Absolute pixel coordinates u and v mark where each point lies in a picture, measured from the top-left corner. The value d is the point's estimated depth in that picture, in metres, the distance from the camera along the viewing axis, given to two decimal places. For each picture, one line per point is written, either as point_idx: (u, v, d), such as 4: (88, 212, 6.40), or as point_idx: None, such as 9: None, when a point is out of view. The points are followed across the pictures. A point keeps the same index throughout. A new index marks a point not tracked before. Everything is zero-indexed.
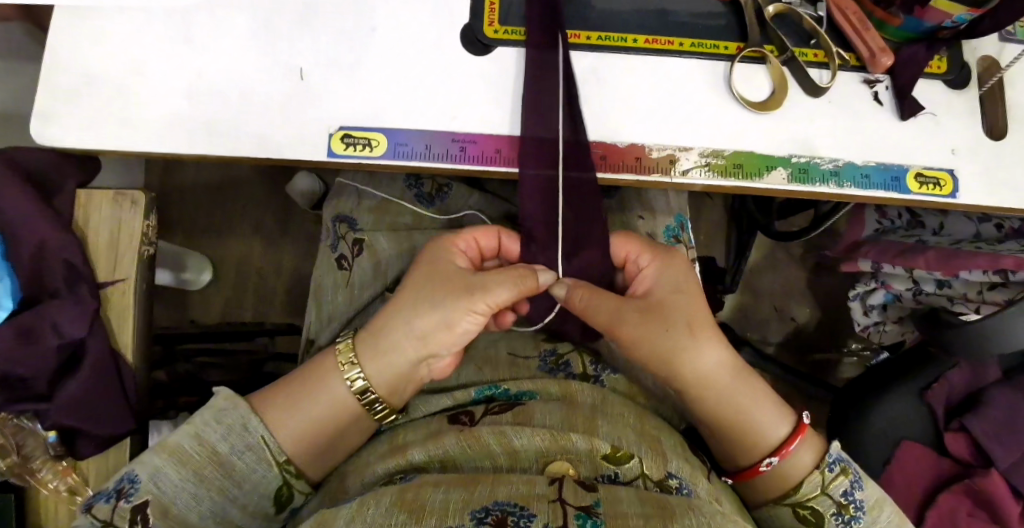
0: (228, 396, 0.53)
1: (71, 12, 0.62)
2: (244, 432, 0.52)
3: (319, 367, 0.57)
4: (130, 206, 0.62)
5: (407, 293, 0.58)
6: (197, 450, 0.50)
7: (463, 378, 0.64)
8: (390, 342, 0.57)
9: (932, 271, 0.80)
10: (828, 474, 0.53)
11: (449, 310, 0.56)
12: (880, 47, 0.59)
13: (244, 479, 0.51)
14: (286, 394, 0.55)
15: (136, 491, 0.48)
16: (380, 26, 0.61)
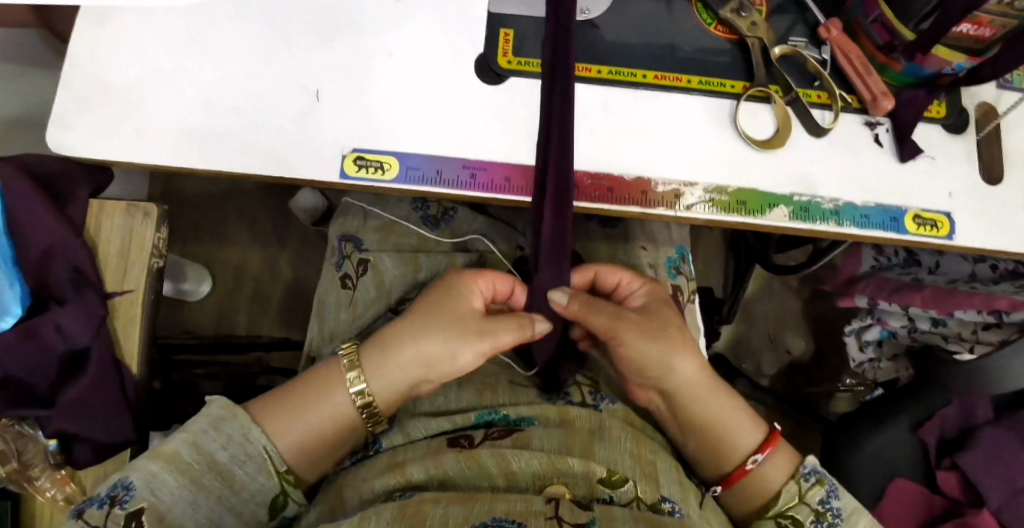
0: (225, 405, 0.54)
1: (93, 21, 0.63)
2: (245, 442, 0.53)
3: (323, 380, 0.59)
4: (143, 217, 0.62)
5: (421, 325, 0.59)
6: (195, 459, 0.51)
7: (461, 401, 0.65)
8: (392, 369, 0.59)
9: (926, 309, 0.82)
10: (805, 483, 0.60)
11: (460, 348, 0.58)
12: (881, 91, 0.60)
13: (244, 488, 0.52)
14: (288, 400, 0.57)
15: (130, 498, 0.49)
16: (396, 50, 0.62)
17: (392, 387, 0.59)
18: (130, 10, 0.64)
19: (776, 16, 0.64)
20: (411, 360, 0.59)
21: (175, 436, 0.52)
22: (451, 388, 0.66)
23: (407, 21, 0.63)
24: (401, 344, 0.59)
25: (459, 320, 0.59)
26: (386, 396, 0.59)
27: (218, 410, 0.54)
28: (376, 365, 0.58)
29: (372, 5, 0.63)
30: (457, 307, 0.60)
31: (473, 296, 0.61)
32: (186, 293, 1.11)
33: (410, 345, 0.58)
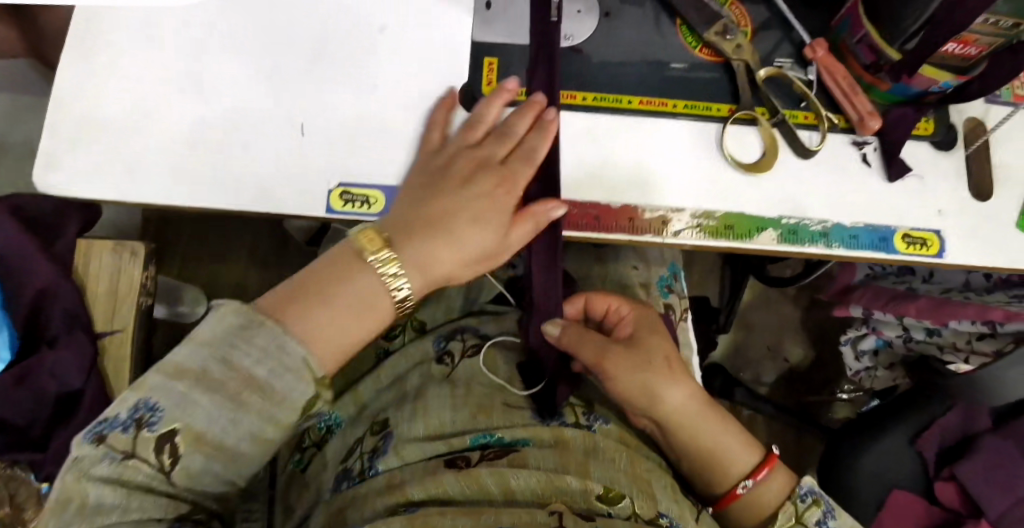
0: (244, 310, 0.49)
1: (78, 57, 0.63)
2: (281, 353, 0.48)
3: (340, 259, 0.53)
4: (130, 256, 0.62)
5: (440, 160, 0.58)
6: (226, 374, 0.47)
7: (456, 422, 0.64)
8: (421, 228, 0.55)
9: (921, 318, 0.81)
10: (801, 504, 0.59)
11: (490, 197, 0.56)
12: (868, 111, 0.60)
13: (285, 400, 0.48)
14: (310, 283, 0.52)
15: (159, 419, 0.45)
16: (381, 81, 0.62)
17: (411, 231, 0.55)
18: (114, 46, 0.63)
19: (762, 35, 0.64)
20: (439, 167, 0.58)
21: (194, 351, 0.47)
22: (447, 407, 0.65)
23: (390, 51, 0.63)
24: (439, 224, 0.55)
25: (486, 158, 0.58)
26: (408, 228, 0.55)
27: (237, 316, 0.48)
28: (399, 241, 0.54)
29: (354, 36, 0.63)
30: (477, 124, 0.59)
31: (483, 125, 0.59)
32: (183, 316, 1.09)
33: (435, 195, 0.56)
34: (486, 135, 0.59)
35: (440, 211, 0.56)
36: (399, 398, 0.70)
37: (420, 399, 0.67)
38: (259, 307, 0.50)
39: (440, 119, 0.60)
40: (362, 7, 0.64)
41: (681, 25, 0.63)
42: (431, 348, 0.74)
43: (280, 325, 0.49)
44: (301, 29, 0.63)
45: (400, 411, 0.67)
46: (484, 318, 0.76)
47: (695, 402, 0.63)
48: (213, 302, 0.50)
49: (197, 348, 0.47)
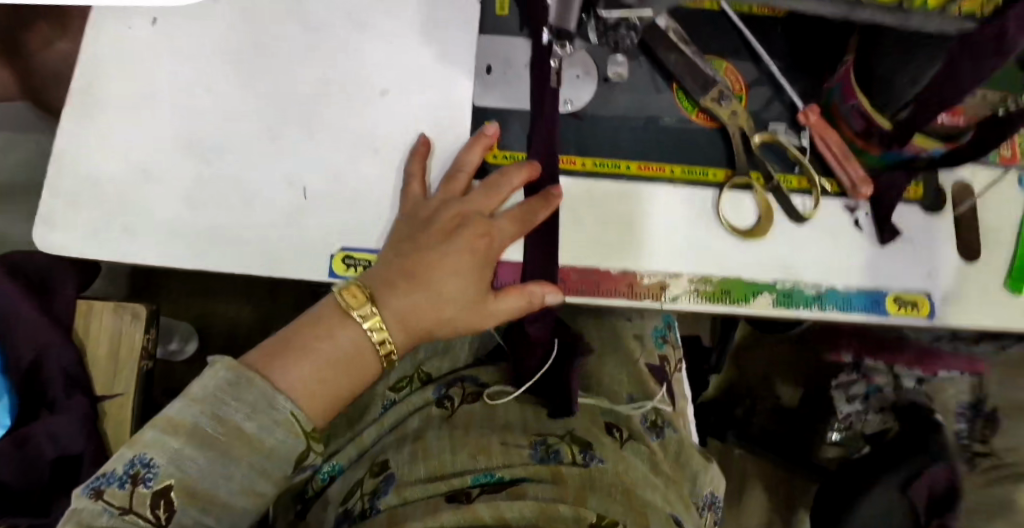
0: (234, 366, 0.49)
1: (76, 113, 0.63)
2: (270, 409, 0.49)
3: (323, 318, 0.54)
4: (131, 319, 0.62)
5: (424, 212, 0.59)
6: (218, 431, 0.48)
7: (458, 463, 0.61)
8: (405, 282, 0.56)
9: (913, 368, 0.89)
10: None
11: (472, 251, 0.58)
12: (860, 177, 0.61)
13: (275, 453, 0.49)
14: (293, 341, 0.53)
15: (154, 476, 0.46)
16: (382, 146, 0.62)
17: (393, 283, 0.56)
18: (112, 103, 0.63)
19: (754, 90, 0.66)
20: (423, 219, 0.59)
21: (186, 408, 0.48)
22: (447, 449, 0.63)
23: (391, 115, 0.63)
24: (421, 276, 0.56)
25: (471, 212, 0.59)
26: (389, 279, 0.56)
27: (228, 373, 0.49)
28: (381, 294, 0.55)
29: (355, 99, 0.63)
30: (458, 174, 0.60)
31: (463, 173, 0.60)
32: (173, 354, 1.10)
33: (415, 247, 0.57)
34: (467, 183, 0.60)
35: (421, 262, 0.57)
36: (399, 440, 0.67)
37: (420, 440, 0.65)
38: (246, 362, 0.51)
39: (417, 169, 0.60)
40: (363, 69, 0.64)
41: (678, 89, 0.64)
42: (432, 395, 0.72)
43: (266, 380, 0.50)
44: (303, 92, 0.63)
45: (400, 453, 0.64)
46: (485, 369, 0.75)
47: None
48: (209, 358, 0.51)
49: (188, 403, 0.48)
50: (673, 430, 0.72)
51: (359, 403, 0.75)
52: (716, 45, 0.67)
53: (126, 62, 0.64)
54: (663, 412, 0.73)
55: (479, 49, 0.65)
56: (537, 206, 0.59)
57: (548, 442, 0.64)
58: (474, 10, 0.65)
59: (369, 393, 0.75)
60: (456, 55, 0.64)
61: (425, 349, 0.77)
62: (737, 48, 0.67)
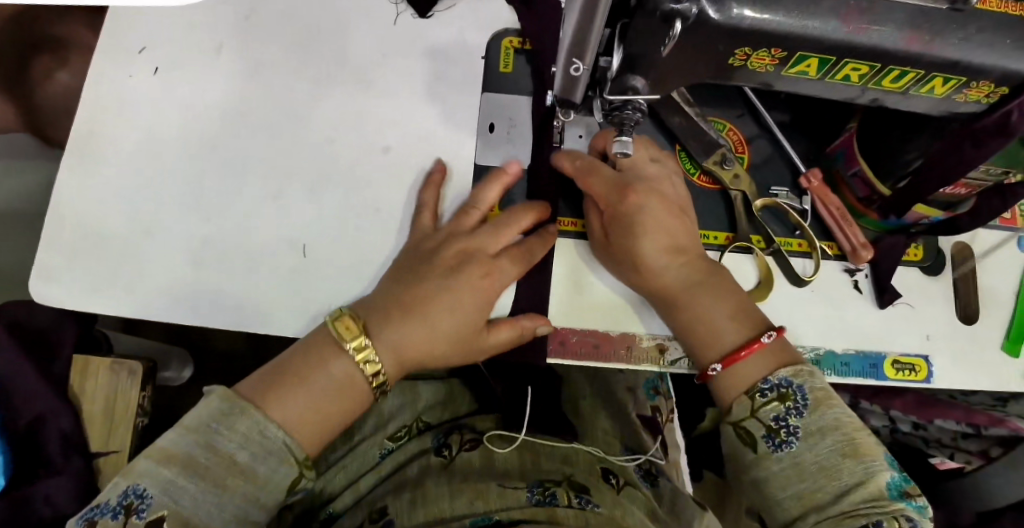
0: (227, 396, 0.50)
1: (77, 162, 0.63)
2: (263, 438, 0.49)
3: (315, 348, 0.54)
4: (128, 376, 0.63)
5: (429, 246, 0.59)
6: (211, 460, 0.48)
7: (456, 506, 0.60)
8: (400, 312, 0.56)
9: (907, 414, 0.80)
10: (761, 398, 0.53)
11: (473, 289, 0.57)
12: (860, 241, 0.62)
13: (267, 482, 0.49)
14: (287, 371, 0.53)
15: (147, 506, 0.46)
16: (383, 204, 0.63)
17: (388, 317, 0.56)
18: (111, 153, 0.63)
19: (753, 145, 0.66)
20: (428, 250, 0.59)
21: (180, 438, 0.48)
22: (445, 495, 0.61)
23: (394, 173, 0.64)
24: (418, 311, 0.56)
25: (475, 250, 0.59)
26: (386, 312, 0.56)
27: (221, 402, 0.50)
28: (375, 326, 0.55)
29: (358, 156, 0.64)
30: (471, 210, 0.61)
31: (477, 210, 0.61)
32: (167, 381, 1.00)
33: (415, 280, 0.57)
34: (479, 221, 0.61)
35: (417, 296, 0.56)
36: (395, 487, 0.65)
37: (419, 487, 0.63)
38: (240, 392, 0.51)
39: (429, 201, 0.61)
40: (369, 127, 0.65)
41: (681, 151, 0.65)
42: (430, 443, 0.70)
43: (261, 412, 0.50)
44: (308, 148, 0.64)
45: (399, 499, 0.62)
46: (482, 417, 0.74)
47: (704, 291, 0.57)
48: (204, 391, 0.52)
49: (183, 434, 0.48)
50: (666, 479, 0.71)
51: (356, 451, 0.71)
52: (719, 104, 0.67)
53: (126, 114, 0.64)
54: (656, 463, 0.73)
55: (483, 108, 0.66)
56: (538, 245, 0.60)
57: (545, 485, 0.63)
58: (478, 69, 0.67)
59: (367, 440, 0.72)
60: (460, 113, 0.65)
61: (426, 401, 0.76)
62: (737, 107, 0.67)
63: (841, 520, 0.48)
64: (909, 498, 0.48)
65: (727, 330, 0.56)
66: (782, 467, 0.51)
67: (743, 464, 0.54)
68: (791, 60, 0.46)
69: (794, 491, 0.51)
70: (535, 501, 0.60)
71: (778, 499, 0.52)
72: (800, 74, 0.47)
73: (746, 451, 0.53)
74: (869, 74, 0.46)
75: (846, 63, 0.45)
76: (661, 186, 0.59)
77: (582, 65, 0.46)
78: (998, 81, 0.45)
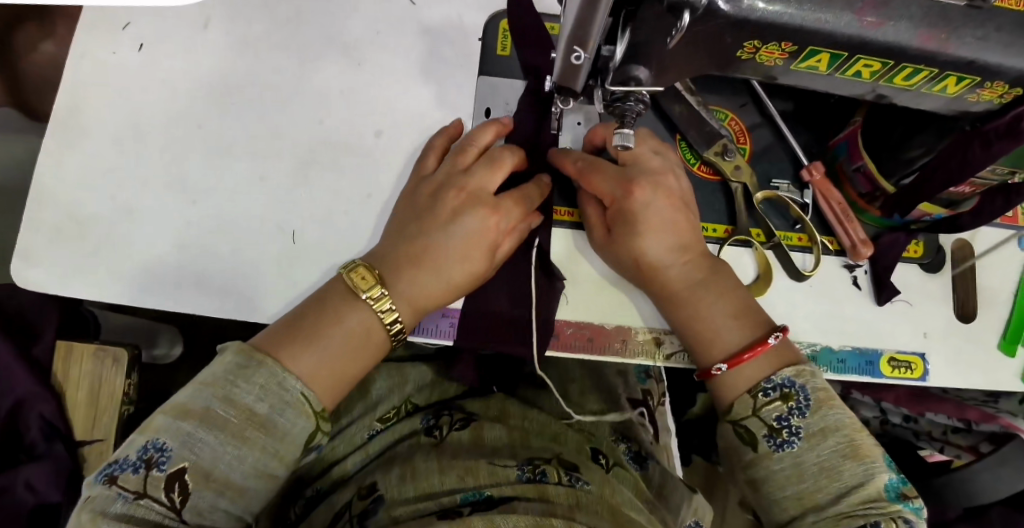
0: (241, 349, 0.49)
1: (57, 139, 0.60)
2: (281, 390, 0.48)
3: (329, 300, 0.53)
4: (112, 362, 0.62)
5: (428, 190, 0.58)
6: (230, 413, 0.46)
7: (446, 483, 0.58)
8: (406, 262, 0.55)
9: (899, 406, 0.81)
10: (764, 398, 0.52)
11: (480, 232, 0.56)
12: (860, 239, 0.61)
13: (285, 434, 0.48)
14: (299, 327, 0.51)
15: (167, 459, 0.45)
16: (374, 190, 0.61)
17: (400, 269, 0.55)
18: (94, 131, 0.61)
19: (755, 135, 0.65)
20: (427, 198, 0.57)
21: (198, 392, 0.47)
22: (435, 470, 0.60)
23: (386, 157, 0.62)
24: (427, 258, 0.55)
25: (477, 191, 0.57)
26: (398, 265, 0.55)
27: (236, 356, 0.48)
28: (392, 277, 0.54)
29: (351, 138, 0.62)
30: (468, 149, 0.58)
31: (474, 149, 0.58)
32: (157, 359, 1.00)
33: (417, 231, 0.56)
34: (474, 160, 0.58)
35: (423, 244, 0.55)
36: (386, 463, 0.64)
37: (409, 463, 0.61)
38: (255, 345, 0.50)
39: (439, 144, 0.60)
40: (361, 108, 0.63)
41: (681, 140, 0.64)
42: (420, 424, 0.69)
43: (277, 363, 0.49)
44: (299, 128, 0.62)
45: (388, 475, 0.61)
46: (472, 400, 0.73)
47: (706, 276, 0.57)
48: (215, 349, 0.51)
49: (200, 388, 0.47)
50: (655, 461, 0.73)
51: (344, 434, 0.70)
52: (722, 93, 0.66)
53: (110, 91, 0.62)
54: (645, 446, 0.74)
55: (479, 91, 0.64)
56: (533, 192, 0.59)
57: (534, 463, 0.61)
58: (475, 50, 0.65)
59: (355, 423, 0.70)
60: (454, 98, 0.64)
61: (413, 383, 0.75)
62: (740, 96, 0.66)
63: (838, 520, 0.48)
64: (906, 500, 0.49)
65: (731, 330, 0.55)
66: (783, 467, 0.51)
67: (741, 462, 0.54)
68: (801, 55, 0.44)
69: (793, 492, 0.50)
70: (528, 479, 0.59)
71: (776, 499, 0.52)
72: (810, 69, 0.46)
73: (746, 450, 0.53)
74: (882, 70, 0.44)
75: (859, 59, 0.44)
76: (665, 180, 0.58)
77: (584, 54, 0.44)
78: (1013, 82, 0.44)
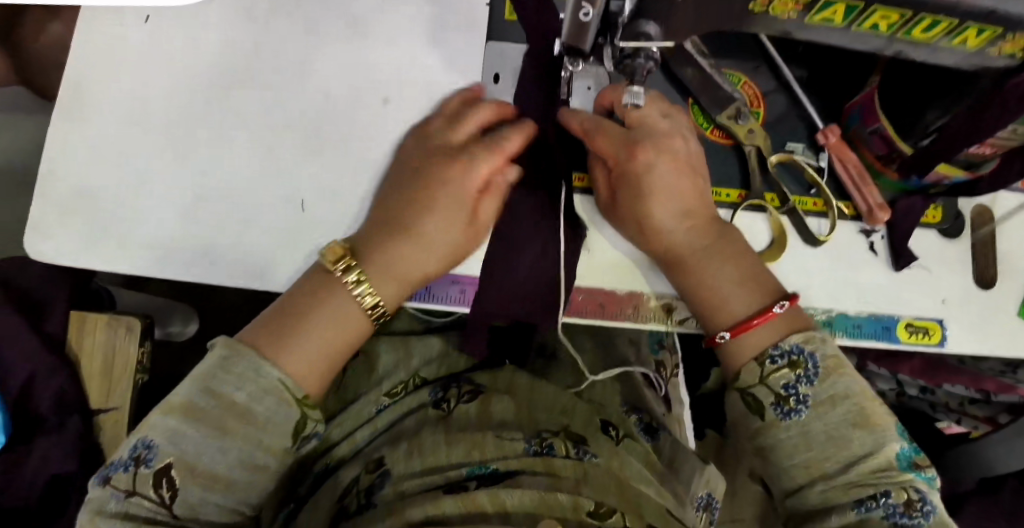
0: (226, 343, 0.51)
1: (65, 113, 0.61)
2: (258, 377, 0.49)
3: (313, 287, 0.54)
4: (126, 332, 0.62)
5: (415, 162, 0.58)
6: (213, 405, 0.48)
7: (453, 456, 0.59)
8: (392, 236, 0.56)
9: (916, 378, 0.80)
10: (771, 365, 0.52)
11: (459, 208, 0.57)
12: (877, 202, 0.60)
13: (266, 422, 0.49)
14: (282, 315, 0.53)
15: (154, 456, 0.47)
16: (382, 158, 0.61)
17: (383, 247, 0.56)
18: (101, 103, 0.61)
19: (769, 99, 0.64)
20: (412, 171, 0.58)
21: (184, 386, 0.49)
22: (442, 444, 0.60)
23: (393, 125, 0.61)
24: (409, 233, 0.56)
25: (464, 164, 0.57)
26: (381, 247, 0.56)
27: (220, 349, 0.50)
28: (371, 261, 0.55)
29: (358, 107, 0.61)
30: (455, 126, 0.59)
31: (461, 125, 0.59)
32: (171, 336, 1.00)
33: (400, 205, 0.57)
34: (460, 137, 0.59)
35: (406, 219, 0.56)
36: (393, 438, 0.64)
37: (416, 438, 0.61)
38: (241, 337, 0.52)
39: (439, 125, 0.59)
40: (367, 77, 0.62)
41: (693, 104, 0.62)
42: (427, 397, 0.68)
43: (257, 350, 0.51)
44: (307, 97, 0.61)
45: (396, 450, 0.61)
46: (480, 372, 0.72)
47: (706, 241, 0.56)
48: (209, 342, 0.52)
49: (186, 382, 0.49)
50: (665, 431, 0.72)
51: (351, 410, 0.70)
52: (734, 56, 0.64)
53: (116, 63, 0.62)
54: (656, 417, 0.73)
55: (487, 57, 0.63)
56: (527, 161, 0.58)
57: (541, 436, 0.61)
58: (482, 16, 0.64)
59: (361, 399, 0.71)
60: (462, 65, 0.63)
61: (419, 358, 0.75)
62: (753, 60, 0.64)
63: (847, 489, 0.49)
64: (918, 469, 0.49)
65: (736, 296, 0.55)
66: (791, 435, 0.51)
67: (749, 429, 0.54)
68: (815, 6, 0.43)
69: (801, 460, 0.50)
70: (534, 453, 0.59)
71: (785, 467, 0.52)
72: (825, 22, 0.44)
73: (754, 418, 0.52)
74: (899, 23, 0.43)
75: (875, 9, 0.42)
76: (670, 142, 0.57)
77: (592, 9, 0.44)
78: None
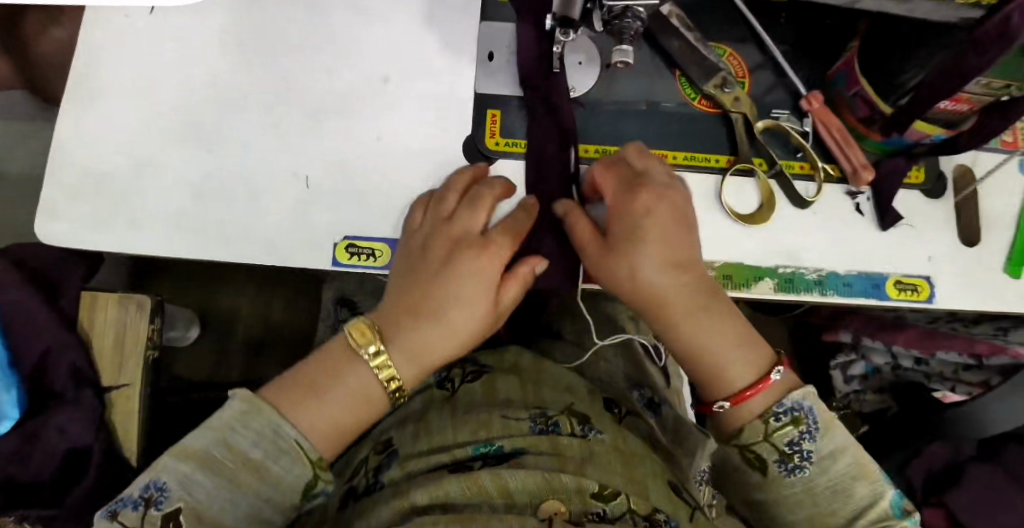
0: (245, 397, 0.50)
1: (74, 100, 0.62)
2: (277, 436, 0.49)
3: (331, 355, 0.53)
4: (136, 309, 0.65)
5: (418, 242, 0.58)
6: (228, 458, 0.48)
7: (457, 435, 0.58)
8: (411, 314, 0.55)
9: (909, 349, 0.81)
10: (775, 423, 0.53)
11: (477, 274, 0.55)
12: (861, 163, 0.62)
13: (280, 480, 0.48)
14: (299, 381, 0.52)
15: (165, 499, 0.47)
16: (384, 133, 0.63)
17: (400, 320, 0.55)
18: (109, 89, 0.63)
19: (753, 69, 0.66)
20: (420, 246, 0.57)
21: (200, 435, 0.49)
22: (447, 426, 0.60)
23: (393, 103, 0.64)
24: (427, 309, 0.54)
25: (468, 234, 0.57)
26: (398, 320, 0.54)
27: (237, 403, 0.50)
28: (388, 331, 0.54)
29: (357, 86, 0.64)
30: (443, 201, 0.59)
31: (450, 195, 0.59)
32: (172, 340, 1.01)
33: (413, 280, 0.56)
34: (455, 208, 0.59)
35: (420, 294, 0.55)
36: (400, 421, 0.65)
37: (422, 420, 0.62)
38: (262, 394, 0.51)
39: (458, 185, 0.59)
40: (367, 58, 0.64)
41: (681, 77, 0.65)
42: (431, 379, 0.70)
43: (278, 412, 0.50)
44: (310, 78, 0.64)
45: (403, 432, 0.62)
46: (487, 353, 0.73)
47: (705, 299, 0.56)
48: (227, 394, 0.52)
49: (203, 433, 0.49)
50: (668, 406, 0.72)
51: None
52: (719, 29, 0.67)
53: (123, 51, 0.64)
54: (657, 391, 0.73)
55: (481, 37, 0.66)
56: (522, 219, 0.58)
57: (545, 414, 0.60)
58: None
59: None
60: (457, 45, 0.65)
61: None
62: (737, 32, 0.67)
63: None
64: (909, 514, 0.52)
65: (732, 359, 0.56)
66: (796, 492, 0.54)
67: (748, 482, 0.57)
68: None
69: (805, 513, 0.54)
70: (539, 429, 0.58)
71: (785, 517, 0.55)
72: None
73: (755, 473, 0.55)
74: None
75: None
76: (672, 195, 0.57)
77: None
78: None
